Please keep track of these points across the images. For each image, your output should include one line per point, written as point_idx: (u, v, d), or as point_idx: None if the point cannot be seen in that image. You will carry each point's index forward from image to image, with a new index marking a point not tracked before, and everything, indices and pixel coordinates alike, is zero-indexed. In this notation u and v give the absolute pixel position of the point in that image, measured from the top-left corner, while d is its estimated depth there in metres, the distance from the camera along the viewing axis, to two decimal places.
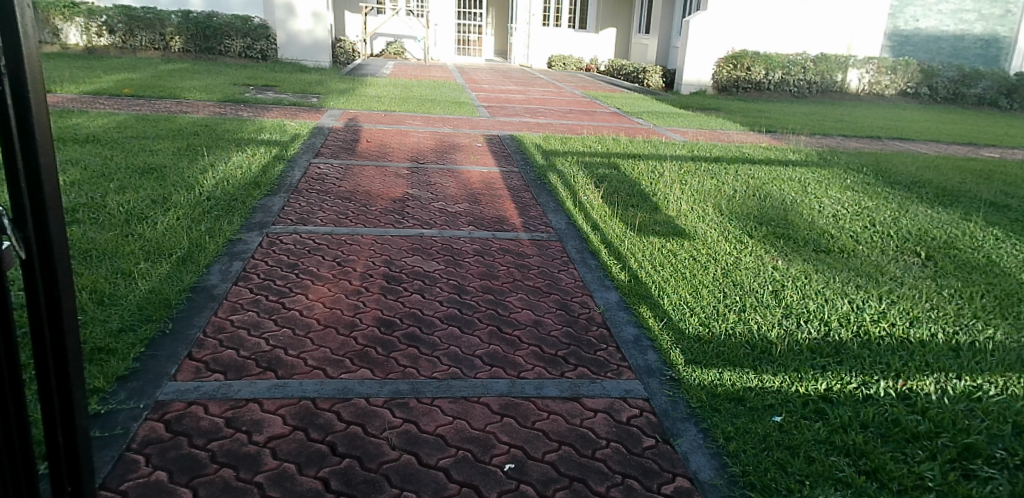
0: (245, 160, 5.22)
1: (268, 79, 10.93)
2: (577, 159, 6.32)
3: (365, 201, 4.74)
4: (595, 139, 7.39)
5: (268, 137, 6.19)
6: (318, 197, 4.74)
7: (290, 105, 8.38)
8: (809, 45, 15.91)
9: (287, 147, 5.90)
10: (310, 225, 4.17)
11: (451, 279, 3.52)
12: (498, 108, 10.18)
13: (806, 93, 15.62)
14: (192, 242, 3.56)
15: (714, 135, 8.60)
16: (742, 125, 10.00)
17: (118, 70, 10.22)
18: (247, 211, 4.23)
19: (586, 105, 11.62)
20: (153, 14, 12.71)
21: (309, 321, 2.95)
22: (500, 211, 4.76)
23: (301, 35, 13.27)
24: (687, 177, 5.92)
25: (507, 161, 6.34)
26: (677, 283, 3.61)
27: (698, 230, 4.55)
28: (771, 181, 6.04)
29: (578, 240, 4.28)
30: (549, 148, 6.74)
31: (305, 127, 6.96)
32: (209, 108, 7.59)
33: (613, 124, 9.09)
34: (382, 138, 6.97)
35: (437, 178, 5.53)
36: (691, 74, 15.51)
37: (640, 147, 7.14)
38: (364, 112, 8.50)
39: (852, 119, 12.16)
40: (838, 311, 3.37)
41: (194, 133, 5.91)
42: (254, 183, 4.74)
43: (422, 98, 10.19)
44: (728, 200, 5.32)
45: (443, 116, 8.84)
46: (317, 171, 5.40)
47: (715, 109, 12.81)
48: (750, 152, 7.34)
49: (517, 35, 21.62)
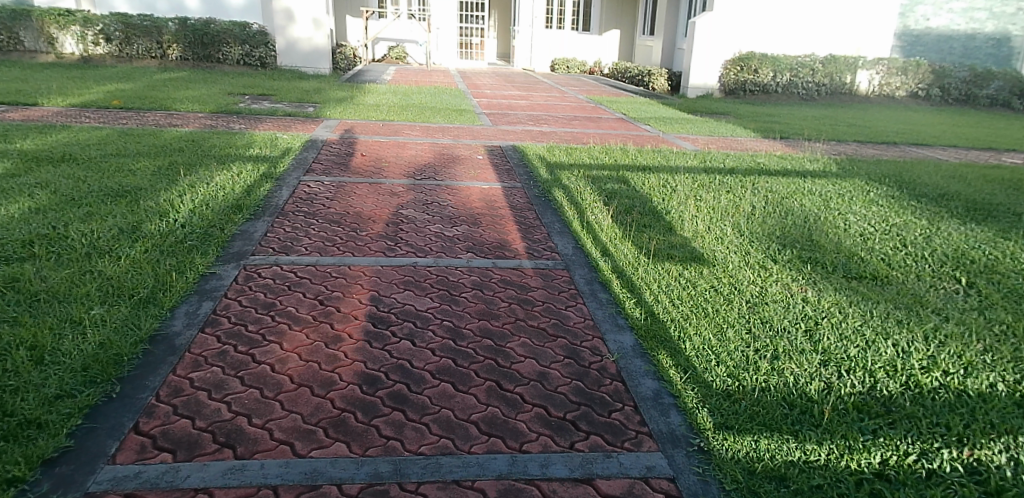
0: (228, 180, 4.82)
1: (266, 87, 10.58)
2: (583, 171, 5.90)
3: (355, 225, 4.37)
4: (601, 150, 6.99)
5: (257, 153, 5.81)
6: (304, 220, 4.36)
7: (285, 116, 8.02)
8: (818, 47, 15.42)
9: (276, 164, 5.52)
10: (292, 253, 3.80)
11: (445, 320, 3.14)
12: (500, 116, 9.79)
13: (815, 95, 15.18)
14: (157, 279, 3.17)
15: (726, 143, 8.19)
16: (754, 131, 9.58)
17: (111, 80, 9.88)
18: (225, 238, 3.83)
19: (591, 110, 11.21)
20: (149, 21, 12.39)
21: (281, 378, 2.58)
22: (502, 234, 4.38)
23: (301, 43, 12.96)
24: (702, 190, 5.51)
25: (509, 175, 5.95)
26: (699, 322, 3.22)
27: (718, 255, 4.14)
28: (791, 194, 5.62)
29: (586, 268, 3.89)
30: (553, 160, 6.35)
31: (298, 140, 6.58)
32: (200, 120, 7.25)
33: (619, 131, 8.71)
34: (378, 151, 6.60)
35: (433, 196, 5.14)
36: (697, 78, 15.09)
37: (650, 158, 6.74)
38: (360, 122, 8.13)
39: (865, 122, 11.70)
40: (882, 355, 2.98)
41: (178, 149, 5.55)
42: (235, 206, 4.35)
43: (422, 106, 9.82)
44: (748, 217, 4.91)
45: (443, 125, 8.47)
46: (305, 190, 5.02)
47: (723, 113, 12.39)
48: (766, 162, 6.92)
49: (520, 38, 21.25)
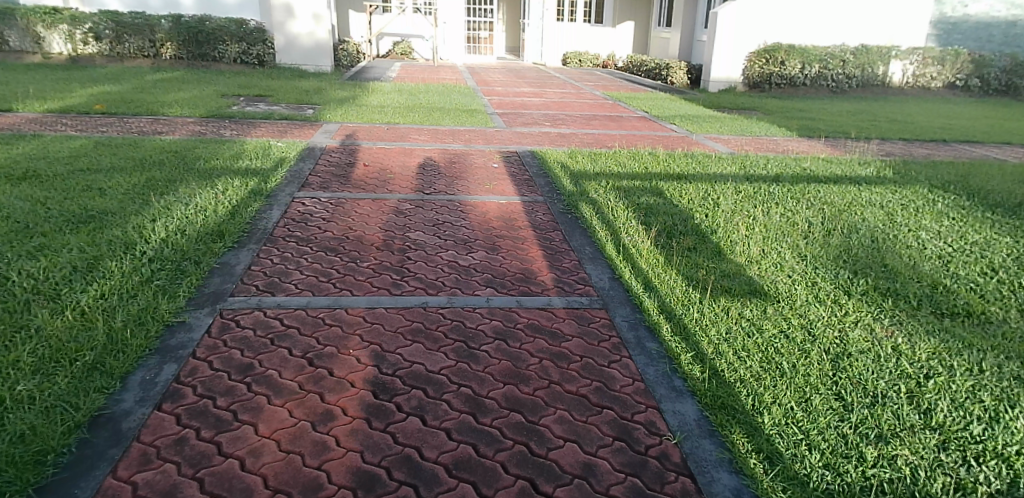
0: (211, 201, 4.27)
1: (263, 88, 10.03)
2: (611, 182, 5.29)
3: (356, 253, 3.78)
4: (629, 155, 6.38)
5: (248, 165, 5.24)
6: (296, 249, 3.78)
7: (281, 121, 7.48)
8: (849, 37, 14.69)
9: (268, 179, 4.95)
10: (279, 293, 3.22)
11: (463, 384, 2.53)
12: (514, 116, 9.18)
13: (845, 88, 14.49)
14: (109, 334, 2.60)
15: (762, 144, 7.56)
16: (788, 129, 8.93)
17: (98, 82, 9.37)
18: (202, 275, 3.27)
19: (611, 108, 10.58)
20: (141, 19, 11.86)
21: (251, 481, 1.99)
22: (524, 262, 3.78)
23: (302, 39, 12.50)
24: (747, 204, 4.89)
25: (529, 186, 5.34)
26: (776, 384, 2.60)
27: (781, 290, 3.52)
28: (849, 208, 4.99)
29: (628, 307, 3.27)
30: (577, 168, 5.75)
31: (295, 149, 6.01)
32: (188, 128, 6.71)
33: (645, 133, 8.09)
34: (382, 160, 6.01)
35: (446, 214, 4.56)
36: (720, 71, 14.43)
37: (683, 163, 6.12)
38: (363, 125, 7.54)
39: (904, 117, 11.01)
40: (1016, 434, 2.35)
41: (158, 163, 5.00)
42: (216, 234, 3.78)
43: (430, 107, 9.22)
44: (806, 239, 4.28)
45: (453, 128, 7.88)
46: (298, 210, 4.44)
47: (750, 109, 11.73)
48: (811, 168, 6.28)
49: (530, 31, 20.58)
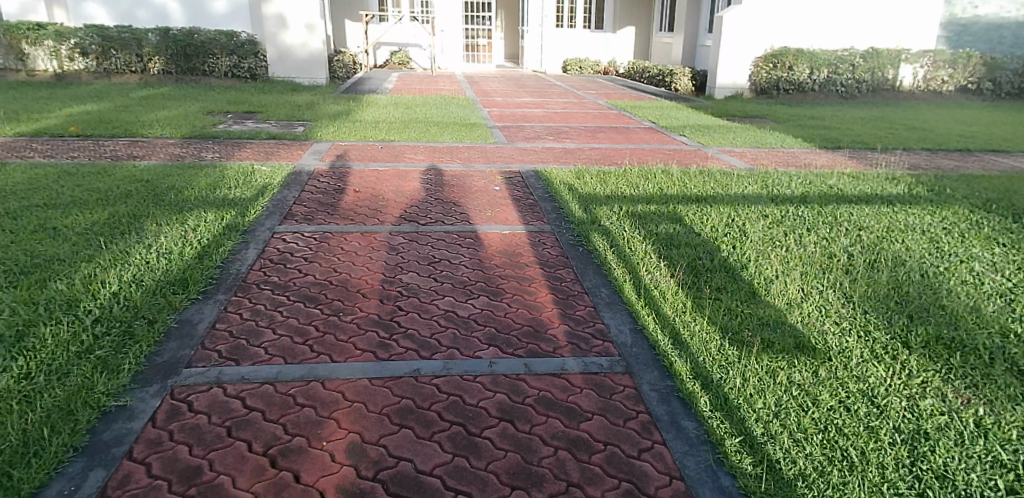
0: (177, 241, 3.79)
1: (252, 104, 9.59)
2: (624, 207, 4.79)
3: (338, 301, 3.29)
4: (640, 173, 5.89)
5: (226, 194, 4.77)
6: (269, 299, 3.29)
7: (269, 140, 7.02)
8: (857, 40, 14.21)
9: (246, 211, 4.48)
10: (244, 361, 2.73)
11: (461, 491, 2.05)
12: (515, 129, 8.72)
13: (854, 93, 14.02)
14: (24, 435, 2.14)
15: (779, 158, 7.08)
16: (804, 140, 8.46)
17: (79, 100, 8.94)
18: (154, 340, 2.79)
19: (616, 119, 10.09)
20: (128, 33, 11.42)
21: None
22: (533, 310, 3.28)
23: (296, 50, 12.09)
24: (777, 232, 4.40)
25: (534, 213, 4.85)
26: (847, 484, 2.13)
27: (831, 345, 3.04)
28: (889, 234, 4.50)
29: (656, 370, 2.79)
30: (585, 190, 5.27)
31: (279, 174, 5.54)
32: (166, 151, 6.26)
33: (654, 147, 7.62)
34: (373, 185, 5.52)
35: (443, 249, 4.08)
36: (725, 76, 13.95)
37: (701, 183, 5.63)
38: (355, 144, 7.07)
39: (920, 124, 10.55)
40: None
41: (125, 195, 4.54)
42: (179, 283, 3.30)
43: (426, 121, 8.76)
44: (848, 275, 3.79)
45: (451, 144, 7.42)
46: (276, 249, 3.96)
47: (759, 117, 11.27)
48: (837, 185, 5.79)
49: (528, 38, 20.13)
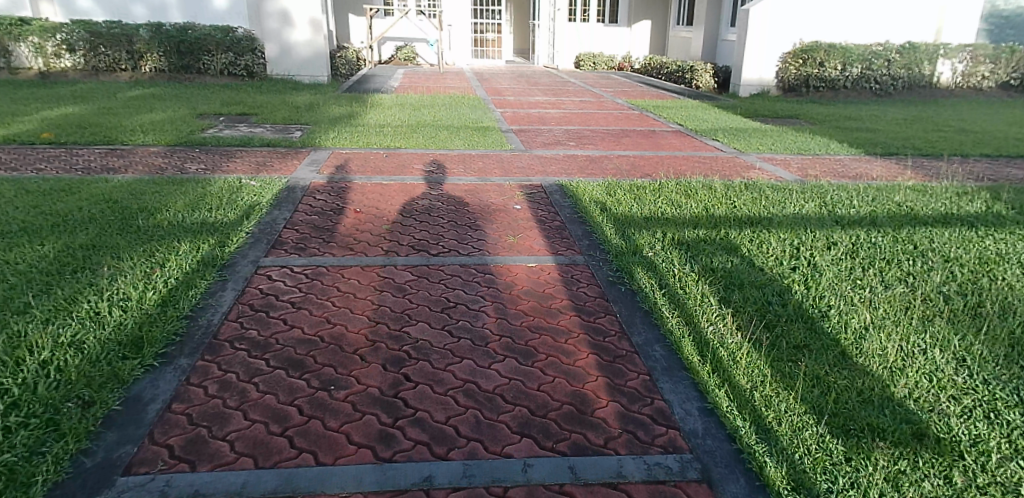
0: (138, 283, 3.14)
1: (248, 104, 8.97)
2: (668, 233, 4.11)
3: (330, 367, 2.62)
4: (678, 188, 5.23)
5: (205, 218, 4.13)
6: (243, 364, 2.62)
7: (262, 149, 6.39)
8: (893, 34, 13.43)
9: (227, 240, 3.83)
10: (202, 464, 2.08)
11: None
12: (532, 133, 8.07)
13: (890, 90, 13.27)
14: None
15: (828, 168, 6.40)
16: (848, 144, 7.77)
17: (61, 102, 8.34)
18: (86, 433, 2.14)
19: (640, 120, 9.42)
20: (118, 29, 10.85)
21: None
22: (574, 377, 2.63)
23: (298, 48, 11.45)
24: (853, 266, 3.72)
25: (562, 239, 4.20)
26: None
27: (959, 434, 2.35)
28: (984, 266, 3.82)
29: (742, 478, 2.13)
30: (618, 210, 4.62)
31: (270, 191, 4.90)
32: (145, 162, 5.65)
33: (687, 154, 6.96)
34: (377, 202, 4.87)
35: (459, 289, 3.41)
36: (752, 72, 13.20)
37: (749, 199, 4.97)
38: (358, 153, 6.43)
39: (967, 124, 9.84)
40: None
41: (87, 220, 3.92)
42: (133, 342, 2.66)
43: (435, 124, 8.10)
44: (954, 326, 3.10)
45: (464, 151, 6.77)
46: (259, 291, 3.30)
47: (792, 117, 10.56)
48: (904, 202, 5.10)
49: (540, 33, 19.43)
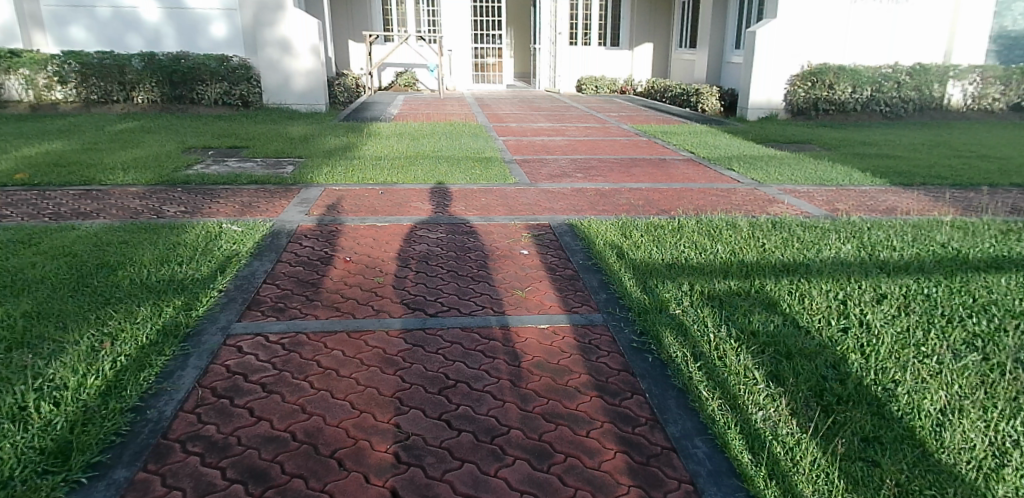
0: (78, 366, 2.68)
1: (239, 137, 8.57)
2: (696, 285, 3.64)
3: (299, 480, 2.15)
4: (700, 228, 4.77)
5: (173, 274, 3.66)
6: (193, 478, 2.17)
7: (250, 187, 5.97)
8: (902, 55, 13.08)
9: (194, 302, 3.36)
10: None
11: None
12: (536, 163, 7.65)
13: (901, 113, 12.87)
14: None
15: (856, 202, 5.96)
16: (870, 173, 7.33)
17: (43, 137, 7.96)
18: None
19: (648, 148, 9.00)
20: (111, 59, 10.44)
21: None
22: (599, 489, 2.15)
23: (296, 77, 11.14)
24: (911, 328, 3.26)
25: (576, 292, 3.73)
26: None
27: None
28: None
29: None
30: (637, 255, 4.14)
31: (251, 237, 4.43)
32: (121, 205, 5.20)
33: (702, 186, 6.52)
34: (370, 248, 4.40)
35: (460, 360, 2.93)
36: (760, 93, 12.79)
37: (779, 240, 4.51)
38: (351, 190, 5.99)
39: (986, 148, 9.42)
40: None
41: (38, 280, 3.47)
42: (62, 455, 2.21)
43: (434, 156, 7.69)
44: None
45: (464, 186, 6.33)
46: (224, 370, 2.83)
47: (805, 142, 10.16)
48: (948, 242, 4.62)
49: (542, 56, 19.13)
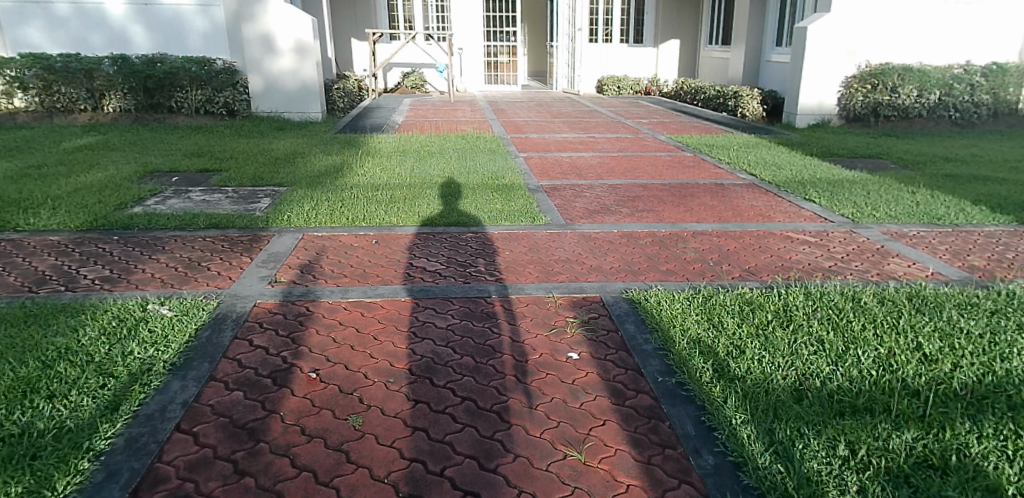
0: None
1: (216, 156, 7.31)
2: (860, 448, 2.27)
3: None
4: (815, 308, 3.44)
5: (26, 425, 2.31)
6: None
7: (205, 234, 4.69)
8: (973, 54, 11.56)
9: (39, 492, 2.01)
10: None
11: None
12: (568, 191, 6.33)
13: (972, 119, 11.29)
14: None
15: (993, 254, 4.59)
16: (982, 204, 5.93)
17: None
18: None
19: (697, 168, 7.64)
20: (77, 63, 9.19)
21: None
22: None
23: (283, 79, 9.89)
24: None
25: (663, 447, 2.37)
26: None
27: None
28: None
29: None
30: (742, 367, 2.79)
31: (180, 330, 3.11)
32: (26, 267, 3.96)
33: (783, 226, 5.18)
34: (350, 350, 3.07)
35: None
36: (810, 96, 11.34)
37: (936, 335, 3.16)
38: (335, 238, 4.69)
39: None
40: None
41: None
42: None
43: (443, 182, 6.36)
44: None
45: (483, 228, 5.00)
46: None
47: (874, 158, 8.75)
48: None
49: (560, 55, 17.75)
